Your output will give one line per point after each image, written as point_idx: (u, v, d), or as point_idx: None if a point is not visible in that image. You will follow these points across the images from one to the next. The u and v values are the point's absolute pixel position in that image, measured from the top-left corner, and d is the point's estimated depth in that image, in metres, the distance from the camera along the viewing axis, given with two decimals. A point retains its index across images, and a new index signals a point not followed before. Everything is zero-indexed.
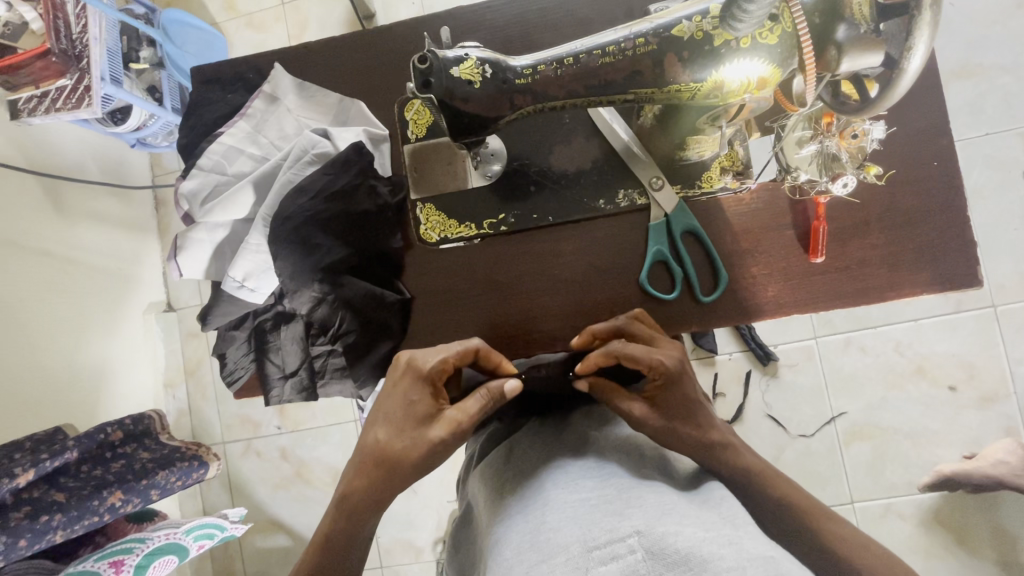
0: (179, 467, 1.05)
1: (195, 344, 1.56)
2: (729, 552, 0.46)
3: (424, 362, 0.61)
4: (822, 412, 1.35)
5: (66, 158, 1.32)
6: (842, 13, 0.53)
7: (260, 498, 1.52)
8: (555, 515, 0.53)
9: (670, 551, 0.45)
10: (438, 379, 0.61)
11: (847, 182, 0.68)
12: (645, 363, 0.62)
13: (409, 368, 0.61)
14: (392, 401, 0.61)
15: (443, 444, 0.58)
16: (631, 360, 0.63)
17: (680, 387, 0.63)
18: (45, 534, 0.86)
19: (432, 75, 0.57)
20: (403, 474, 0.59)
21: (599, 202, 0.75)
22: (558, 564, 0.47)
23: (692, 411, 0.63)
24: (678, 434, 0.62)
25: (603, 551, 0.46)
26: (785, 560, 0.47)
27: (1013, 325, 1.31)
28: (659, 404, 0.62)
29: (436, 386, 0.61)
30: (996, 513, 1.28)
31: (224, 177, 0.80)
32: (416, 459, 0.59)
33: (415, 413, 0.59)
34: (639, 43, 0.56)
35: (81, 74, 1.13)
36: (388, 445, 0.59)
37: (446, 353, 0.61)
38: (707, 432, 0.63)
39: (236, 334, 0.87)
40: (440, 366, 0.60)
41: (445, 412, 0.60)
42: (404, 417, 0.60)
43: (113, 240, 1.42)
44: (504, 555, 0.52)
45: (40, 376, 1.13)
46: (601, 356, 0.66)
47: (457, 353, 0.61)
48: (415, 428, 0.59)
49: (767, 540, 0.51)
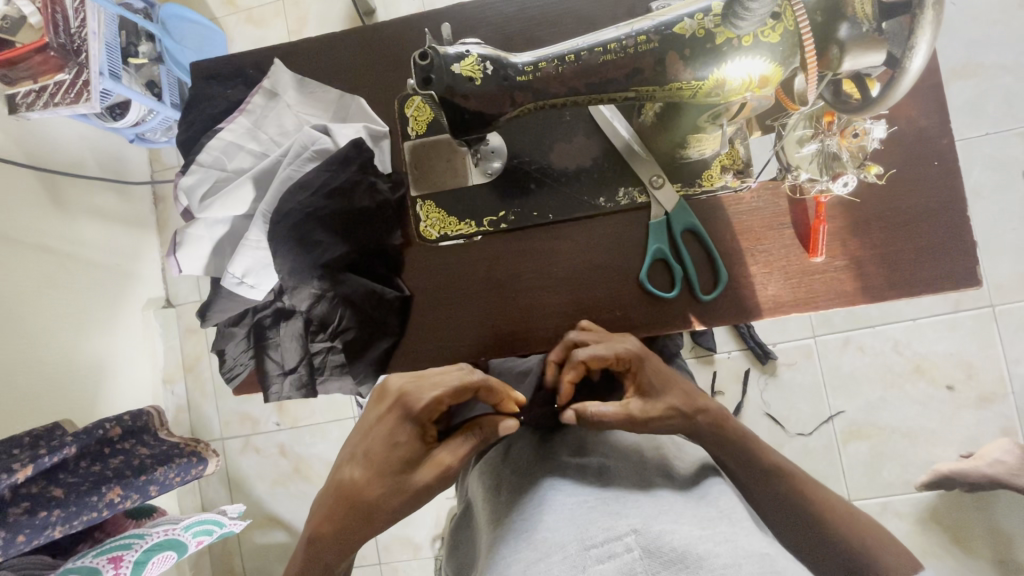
0: (179, 463, 1.05)
1: (194, 340, 1.56)
2: (724, 549, 0.46)
3: (416, 401, 0.60)
4: (819, 411, 1.35)
5: (65, 153, 1.31)
6: (844, 12, 0.52)
7: (259, 494, 1.52)
8: (553, 515, 0.53)
9: (667, 549, 0.45)
10: (427, 417, 0.60)
11: (847, 182, 0.69)
12: (614, 354, 0.64)
13: (400, 405, 0.60)
14: (378, 439, 0.60)
15: (427, 488, 0.59)
16: (600, 362, 0.64)
17: (651, 364, 0.65)
18: (45, 529, 0.86)
19: (433, 72, 0.57)
20: (382, 516, 0.59)
21: (599, 200, 0.75)
22: (554, 563, 0.47)
23: (671, 380, 0.66)
24: (674, 406, 0.63)
25: (600, 549, 0.46)
26: (781, 557, 0.47)
27: (1011, 324, 1.31)
28: (643, 388, 0.64)
29: (423, 423, 0.60)
30: (992, 512, 1.28)
31: (223, 172, 0.79)
32: (393, 502, 0.59)
33: (400, 454, 0.59)
34: (641, 40, 0.56)
35: (79, 68, 1.12)
36: (367, 486, 0.59)
37: (439, 392, 0.59)
38: (696, 398, 0.65)
39: (234, 330, 0.85)
40: (432, 406, 0.59)
41: (432, 453, 0.60)
42: (388, 456, 0.59)
43: (113, 236, 1.42)
44: (501, 555, 0.52)
45: (38, 371, 1.13)
46: (572, 373, 0.65)
47: (452, 392, 0.59)
48: (396, 473, 0.59)
49: (764, 537, 0.52)
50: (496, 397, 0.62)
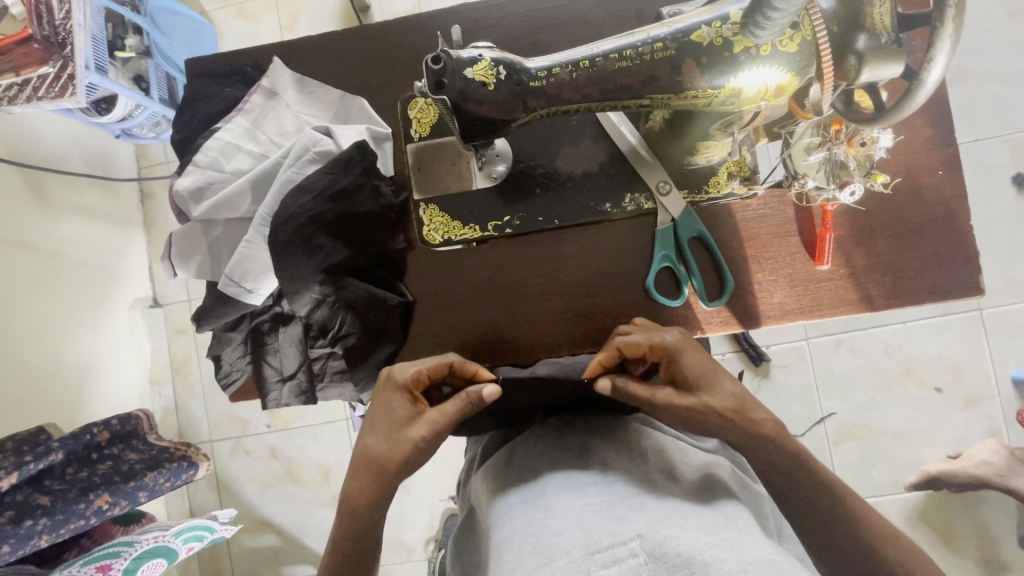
0: (168, 468, 1.03)
1: (181, 340, 1.53)
2: (731, 555, 0.46)
3: (401, 374, 0.64)
4: (811, 412, 1.36)
5: (49, 149, 1.27)
6: (863, 23, 0.52)
7: (249, 497, 1.49)
8: (557, 518, 0.53)
9: (672, 555, 0.46)
10: (415, 389, 0.64)
11: (854, 191, 0.68)
12: (647, 345, 0.65)
13: (387, 380, 0.64)
14: (376, 412, 0.64)
15: (422, 443, 0.60)
16: (635, 349, 0.65)
17: (689, 358, 0.65)
18: (29, 539, 0.84)
19: (445, 76, 0.55)
20: (391, 477, 0.61)
21: (606, 206, 0.75)
22: (559, 568, 0.47)
23: (714, 377, 0.64)
24: (711, 407, 0.62)
25: (605, 554, 0.46)
26: (788, 564, 0.47)
27: (998, 328, 1.33)
28: (677, 382, 0.64)
29: (414, 395, 0.63)
30: (977, 511, 1.31)
31: (220, 174, 0.77)
32: (395, 462, 0.60)
33: (393, 419, 0.62)
34: (657, 48, 0.55)
35: (64, 62, 1.06)
36: (371, 451, 0.62)
37: (419, 366, 0.64)
38: (745, 404, 0.62)
39: (232, 335, 0.81)
40: (414, 376, 0.63)
41: (422, 414, 0.62)
42: (385, 423, 0.62)
43: (96, 234, 1.38)
44: (504, 558, 0.52)
45: (21, 373, 1.10)
46: (602, 354, 0.66)
47: (431, 365, 0.64)
48: (393, 434, 0.61)
49: (771, 544, 0.51)
50: (471, 369, 0.65)
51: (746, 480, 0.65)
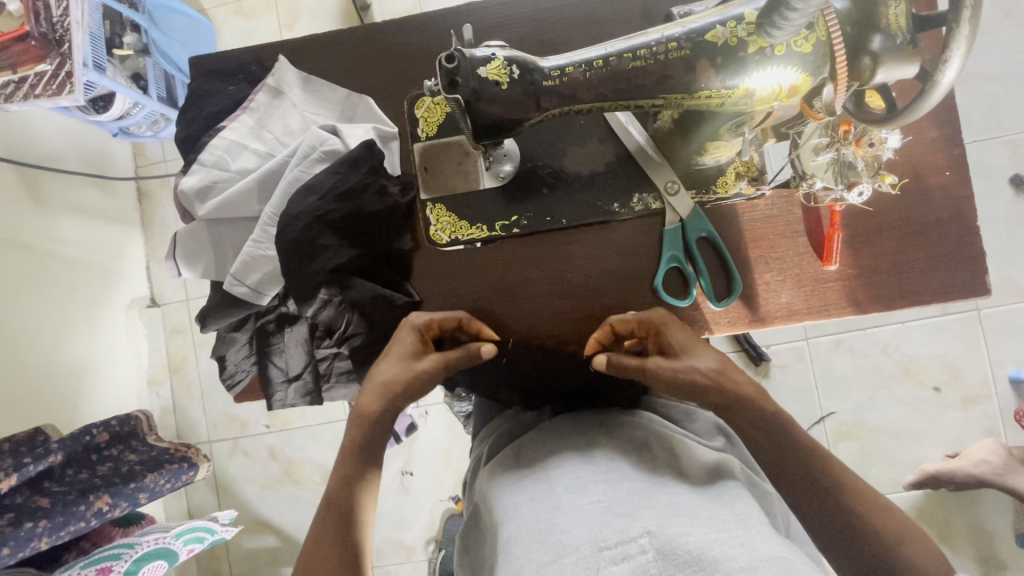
0: (169, 470, 1.02)
1: (179, 340, 1.52)
2: (740, 553, 0.45)
3: (414, 319, 0.70)
4: (811, 412, 1.37)
5: (46, 147, 1.26)
6: (879, 23, 0.51)
7: (248, 497, 1.48)
8: (567, 517, 0.52)
9: (681, 551, 0.45)
10: (425, 335, 0.69)
11: (863, 191, 0.69)
12: (635, 320, 0.69)
13: (402, 326, 0.70)
14: (386, 352, 0.68)
15: (428, 374, 0.65)
16: (624, 325, 0.70)
17: (675, 328, 0.67)
18: (29, 541, 0.82)
19: (459, 75, 0.55)
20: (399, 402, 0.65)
21: (614, 206, 0.75)
22: (568, 564, 0.47)
23: (699, 346, 0.65)
24: (697, 369, 0.62)
25: (614, 551, 0.46)
26: (799, 562, 0.45)
27: (996, 327, 1.34)
28: (666, 352, 0.66)
29: (423, 339, 0.69)
30: (974, 510, 1.32)
31: (225, 173, 0.76)
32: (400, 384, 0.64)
33: (402, 351, 0.67)
34: (672, 47, 0.55)
35: (61, 59, 1.04)
36: (379, 374, 0.66)
37: (431, 315, 0.70)
38: (727, 368, 0.63)
39: (236, 336, 0.80)
40: (426, 321, 0.69)
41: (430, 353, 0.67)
42: (393, 355, 0.67)
43: (93, 233, 1.36)
44: (513, 553, 0.51)
45: (18, 374, 1.08)
46: (598, 332, 0.71)
47: (442, 317, 0.70)
48: (405, 362, 0.66)
49: (782, 540, 0.49)
50: (475, 326, 0.72)
51: (754, 477, 0.62)
